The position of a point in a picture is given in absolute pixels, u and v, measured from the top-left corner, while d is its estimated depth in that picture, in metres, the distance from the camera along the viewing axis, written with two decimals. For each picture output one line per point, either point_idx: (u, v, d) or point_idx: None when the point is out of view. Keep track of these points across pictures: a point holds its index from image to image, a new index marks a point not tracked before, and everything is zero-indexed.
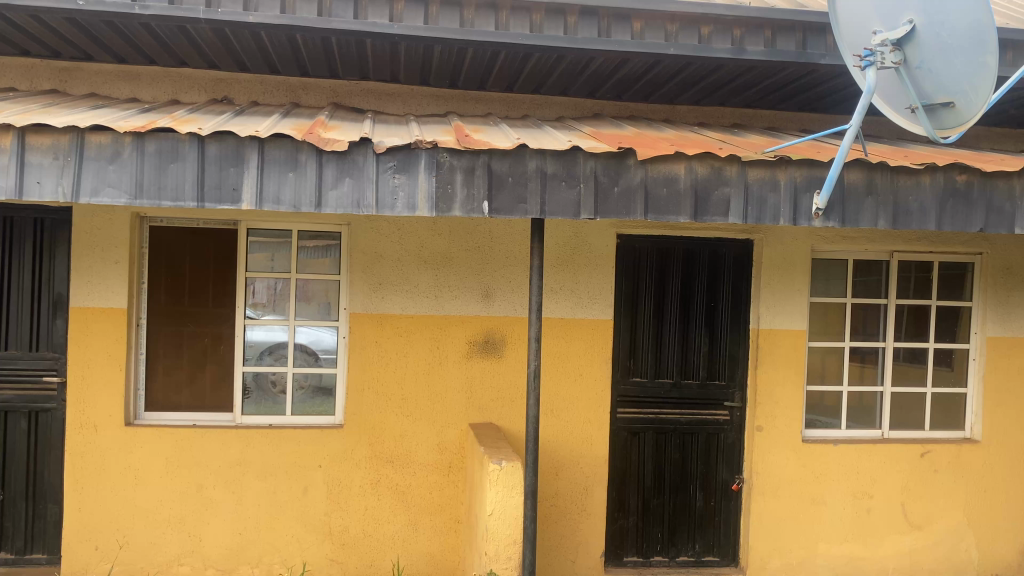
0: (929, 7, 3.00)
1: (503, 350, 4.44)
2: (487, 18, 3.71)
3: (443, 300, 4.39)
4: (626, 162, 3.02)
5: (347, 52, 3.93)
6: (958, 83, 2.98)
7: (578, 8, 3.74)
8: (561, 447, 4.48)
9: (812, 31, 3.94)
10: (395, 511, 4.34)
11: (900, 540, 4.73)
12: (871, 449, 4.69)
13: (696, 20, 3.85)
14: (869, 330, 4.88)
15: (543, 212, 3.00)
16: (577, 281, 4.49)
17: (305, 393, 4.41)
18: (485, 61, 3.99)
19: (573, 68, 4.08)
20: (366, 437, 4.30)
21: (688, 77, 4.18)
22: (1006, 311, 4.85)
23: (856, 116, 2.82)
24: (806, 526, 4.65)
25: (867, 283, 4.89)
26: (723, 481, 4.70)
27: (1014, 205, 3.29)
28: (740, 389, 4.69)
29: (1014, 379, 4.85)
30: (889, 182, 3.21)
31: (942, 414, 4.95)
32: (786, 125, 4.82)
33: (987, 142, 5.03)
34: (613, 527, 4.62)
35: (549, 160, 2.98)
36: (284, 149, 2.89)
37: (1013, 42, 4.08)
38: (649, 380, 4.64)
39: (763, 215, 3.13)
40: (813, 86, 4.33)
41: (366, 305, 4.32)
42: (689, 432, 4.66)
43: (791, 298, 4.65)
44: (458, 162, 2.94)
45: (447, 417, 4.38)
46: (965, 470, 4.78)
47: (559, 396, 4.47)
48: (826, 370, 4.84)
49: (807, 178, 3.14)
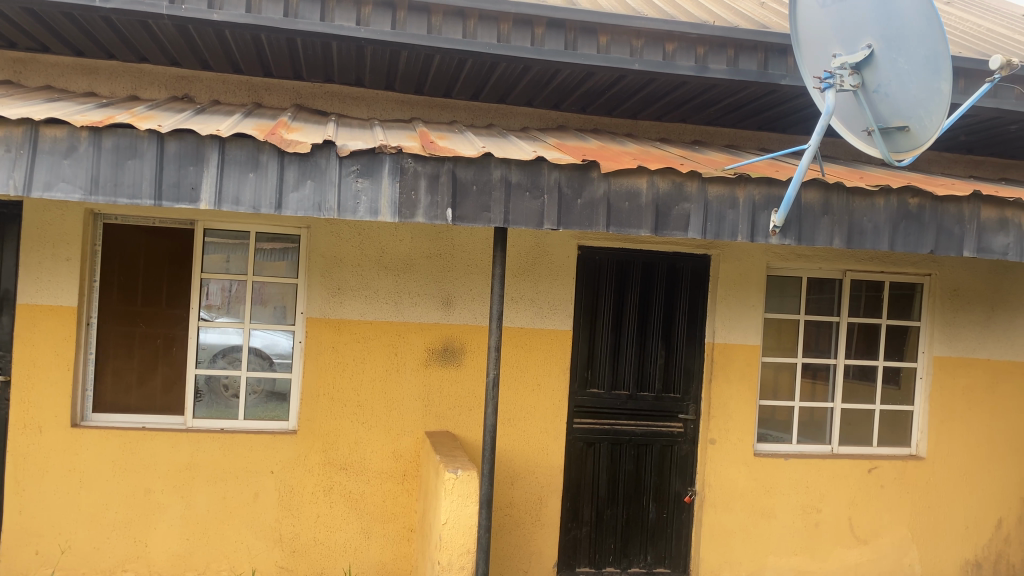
0: (887, 33, 3.08)
1: (461, 359, 4.43)
2: (455, 26, 3.71)
3: (402, 306, 4.37)
4: (590, 174, 3.04)
5: (312, 53, 3.89)
6: (914, 108, 3.05)
7: (546, 20, 3.77)
8: (517, 457, 4.48)
9: (774, 52, 4.02)
10: (348, 519, 4.30)
11: (846, 554, 4.81)
12: (820, 464, 4.77)
13: (661, 36, 3.91)
14: (820, 347, 4.97)
15: (506, 221, 3.00)
16: (537, 291, 4.51)
17: (258, 397, 4.34)
18: (451, 69, 4.00)
19: (539, 79, 4.10)
20: (319, 443, 4.25)
21: (652, 92, 4.23)
22: (952, 330, 4.99)
23: (815, 137, 2.87)
24: (756, 539, 4.71)
25: (820, 301, 4.98)
26: (676, 493, 4.71)
27: (963, 229, 3.39)
28: (694, 402, 4.73)
29: (958, 398, 4.98)
30: (845, 202, 3.28)
31: (890, 430, 5.05)
32: (745, 143, 4.90)
33: (938, 167, 5.16)
34: (567, 537, 4.59)
35: (514, 170, 2.99)
36: (246, 149, 2.85)
37: (964, 70, 4.20)
38: (606, 392, 4.63)
39: (721, 232, 3.18)
40: (773, 106, 4.41)
41: (324, 310, 4.28)
42: (644, 443, 4.67)
43: (745, 313, 4.73)
44: (423, 169, 2.93)
45: (402, 425, 4.36)
46: (910, 486, 4.89)
47: (516, 406, 4.47)
48: (778, 385, 4.92)
49: (765, 196, 3.19)
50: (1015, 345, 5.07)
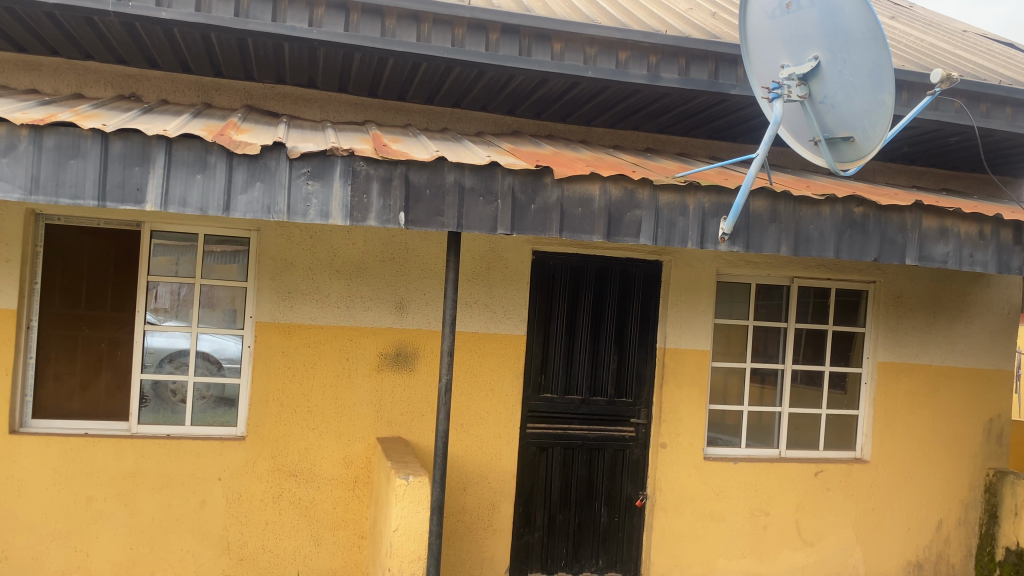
0: (833, 45, 3.14)
1: (415, 364, 4.40)
2: (409, 29, 3.70)
3: (353, 311, 4.33)
4: (543, 180, 3.06)
5: (263, 54, 3.84)
6: (858, 119, 3.13)
7: (500, 26, 3.78)
8: (469, 463, 4.47)
9: (724, 62, 4.08)
10: (297, 526, 4.24)
11: (793, 556, 4.89)
12: (768, 468, 4.84)
13: (614, 44, 3.94)
14: (769, 352, 5.06)
15: (460, 226, 3.00)
16: (491, 296, 4.50)
17: (206, 403, 4.26)
18: (405, 72, 3.98)
19: (494, 84, 4.11)
20: (268, 449, 4.19)
21: (605, 100, 4.26)
22: (895, 336, 5.11)
23: (762, 147, 2.94)
24: (706, 542, 4.77)
25: (769, 307, 5.07)
26: (627, 497, 4.74)
27: (905, 237, 3.47)
28: (646, 407, 4.76)
29: (901, 402, 5.10)
30: (791, 211, 3.34)
31: (836, 434, 5.15)
32: (696, 151, 4.96)
33: (883, 176, 5.26)
34: (518, 543, 4.58)
35: (467, 174, 2.99)
36: (193, 150, 2.80)
37: (908, 83, 4.31)
38: (559, 396, 4.64)
39: (672, 238, 3.21)
40: (723, 115, 4.48)
41: (274, 314, 4.22)
42: (596, 448, 4.69)
43: (696, 319, 4.79)
44: (375, 172, 2.91)
45: (353, 431, 4.31)
46: (854, 488, 4.99)
47: (468, 412, 4.45)
48: (728, 389, 4.99)
49: (714, 204, 3.24)
50: (955, 351, 5.22)
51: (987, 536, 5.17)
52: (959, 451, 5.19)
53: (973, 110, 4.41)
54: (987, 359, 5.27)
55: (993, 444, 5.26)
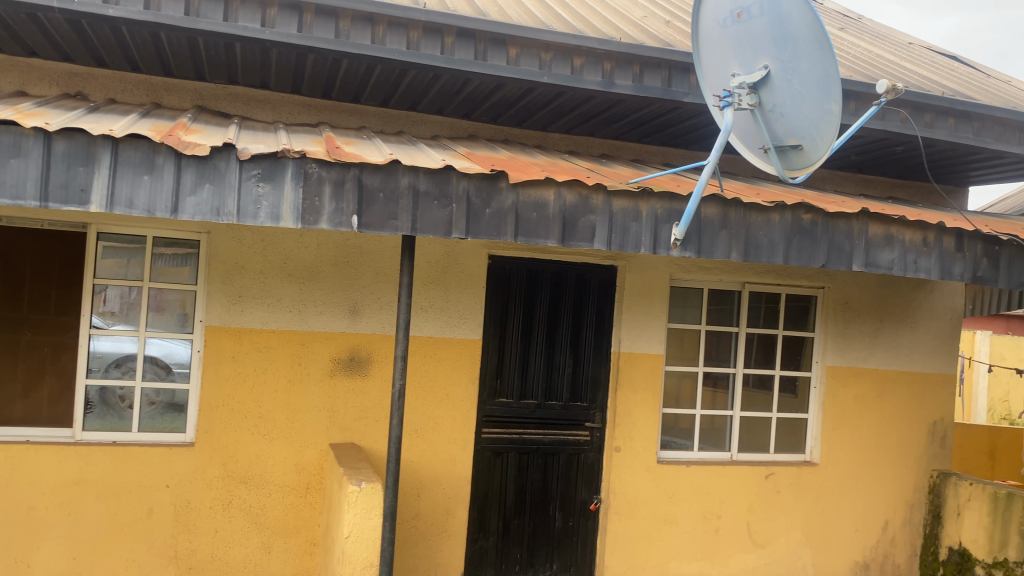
0: (782, 55, 3.22)
1: (368, 369, 4.36)
2: (363, 31, 3.67)
3: (306, 315, 4.27)
4: (498, 184, 3.06)
5: (214, 54, 3.78)
6: (806, 127, 3.21)
7: (456, 29, 3.77)
8: (424, 468, 4.44)
9: (677, 70, 4.13)
10: (247, 534, 4.17)
11: (744, 558, 4.96)
12: (719, 471, 4.90)
13: (569, 50, 3.96)
14: (721, 356, 5.12)
15: (414, 229, 2.98)
16: (446, 300, 4.48)
17: (155, 409, 4.16)
18: (359, 74, 3.96)
19: (449, 88, 4.10)
20: (217, 456, 4.12)
21: (560, 105, 4.28)
22: (843, 341, 5.22)
23: (713, 153, 2.98)
24: (659, 545, 4.80)
25: (720, 312, 5.13)
26: (581, 501, 4.75)
27: (852, 244, 3.55)
28: (600, 411, 4.78)
29: (848, 405, 5.21)
30: (742, 217, 3.39)
31: (786, 438, 5.22)
32: (650, 158, 5.00)
33: (832, 184, 5.37)
34: (473, 548, 4.56)
35: (422, 177, 2.97)
36: (140, 150, 2.74)
37: (855, 93, 4.41)
38: (514, 401, 4.63)
39: (625, 243, 3.24)
40: (677, 122, 4.53)
41: (225, 318, 4.15)
42: (551, 452, 4.69)
43: (650, 323, 4.84)
44: (327, 174, 2.87)
45: (306, 437, 4.26)
46: (804, 491, 5.08)
47: (423, 417, 4.43)
48: (681, 393, 5.04)
49: (667, 210, 3.28)
50: (901, 355, 5.35)
51: (931, 536, 5.29)
52: (904, 454, 5.32)
53: (917, 120, 4.53)
54: (932, 363, 5.42)
55: (936, 446, 5.40)
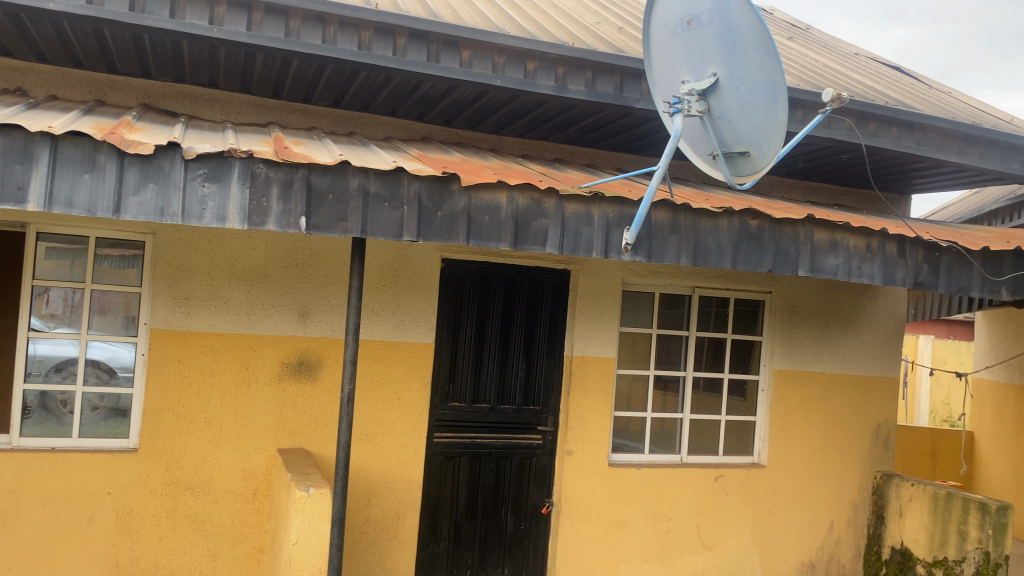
0: (730, 63, 3.26)
1: (318, 373, 4.31)
2: (314, 31, 3.63)
3: (254, 318, 4.20)
4: (450, 187, 3.04)
5: (161, 51, 3.70)
6: (753, 135, 3.26)
7: (408, 31, 3.75)
8: (374, 473, 4.39)
9: (629, 76, 4.17)
10: (192, 541, 4.08)
11: (694, 560, 5.01)
12: (670, 473, 4.95)
13: (522, 54, 3.97)
14: (671, 360, 5.17)
15: (363, 231, 2.95)
16: (398, 303, 4.44)
17: (98, 414, 4.04)
18: (309, 74, 3.91)
19: (401, 90, 4.07)
20: (162, 462, 4.02)
21: (514, 109, 4.29)
22: (791, 345, 5.31)
23: (663, 159, 3.02)
24: (610, 547, 4.83)
25: (671, 315, 5.18)
26: (533, 505, 4.74)
27: (798, 250, 3.61)
28: (553, 414, 4.78)
29: (795, 408, 5.30)
30: (691, 222, 3.43)
31: (735, 440, 5.29)
32: (603, 163, 5.03)
33: (780, 190, 5.46)
34: (424, 553, 4.52)
35: (372, 179, 2.94)
36: (81, 148, 2.66)
37: (802, 102, 4.50)
38: (466, 405, 4.61)
39: (577, 248, 3.25)
40: (629, 127, 4.56)
41: (170, 321, 4.06)
42: (503, 456, 4.68)
43: (602, 327, 4.87)
44: (275, 174, 2.83)
45: (253, 442, 4.18)
46: (752, 493, 5.15)
47: (374, 421, 4.38)
48: (633, 396, 5.07)
49: (618, 215, 3.30)
50: (846, 359, 5.46)
51: (875, 536, 5.41)
52: (849, 455, 5.42)
53: (862, 129, 4.63)
54: (875, 367, 5.54)
55: (879, 448, 5.52)
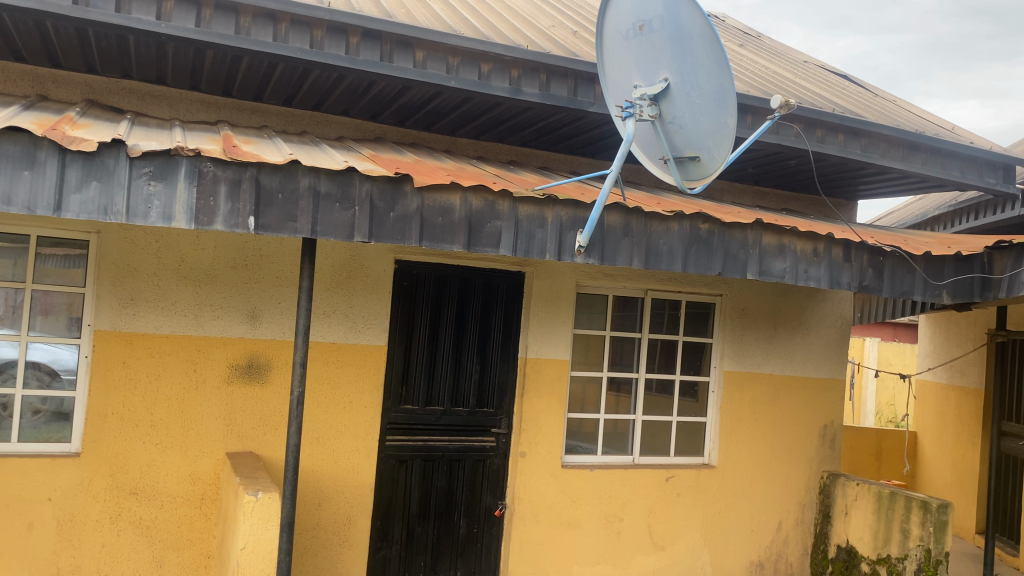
0: (681, 68, 3.30)
1: (267, 376, 4.24)
2: (265, 29, 3.58)
3: (203, 320, 4.13)
4: (403, 188, 3.03)
5: (107, 46, 3.61)
6: (703, 140, 3.31)
7: (361, 30, 3.72)
8: (326, 477, 4.34)
9: (583, 79, 4.21)
10: (137, 547, 3.99)
11: (645, 560, 5.05)
12: (622, 474, 4.98)
13: (476, 56, 3.96)
14: (624, 362, 5.21)
15: (314, 232, 2.91)
16: (350, 305, 4.40)
17: (39, 418, 3.91)
18: (260, 72, 3.86)
19: (354, 89, 4.04)
20: (106, 467, 3.92)
21: (468, 111, 4.28)
22: (741, 348, 5.39)
23: (616, 163, 3.04)
24: (563, 549, 4.84)
25: (624, 318, 5.22)
26: (486, 507, 4.74)
27: (747, 254, 3.67)
28: (506, 416, 4.78)
29: (745, 409, 5.38)
30: (643, 225, 3.46)
31: (687, 441, 5.35)
32: (558, 166, 5.05)
33: (731, 195, 5.53)
34: (375, 557, 4.49)
35: (323, 179, 2.91)
36: (20, 144, 2.58)
37: (752, 108, 4.58)
38: (419, 408, 4.58)
39: (530, 250, 3.26)
40: (583, 131, 4.59)
41: (115, 323, 3.96)
42: (456, 458, 4.67)
43: (556, 329, 4.88)
44: (224, 173, 2.78)
45: (200, 446, 4.10)
46: (702, 493, 5.21)
47: (325, 424, 4.33)
48: (586, 398, 5.09)
49: (571, 217, 3.32)
50: (794, 361, 5.56)
51: (821, 535, 5.51)
52: (797, 456, 5.52)
53: (810, 135, 4.72)
54: (822, 368, 5.66)
55: (826, 449, 5.64)
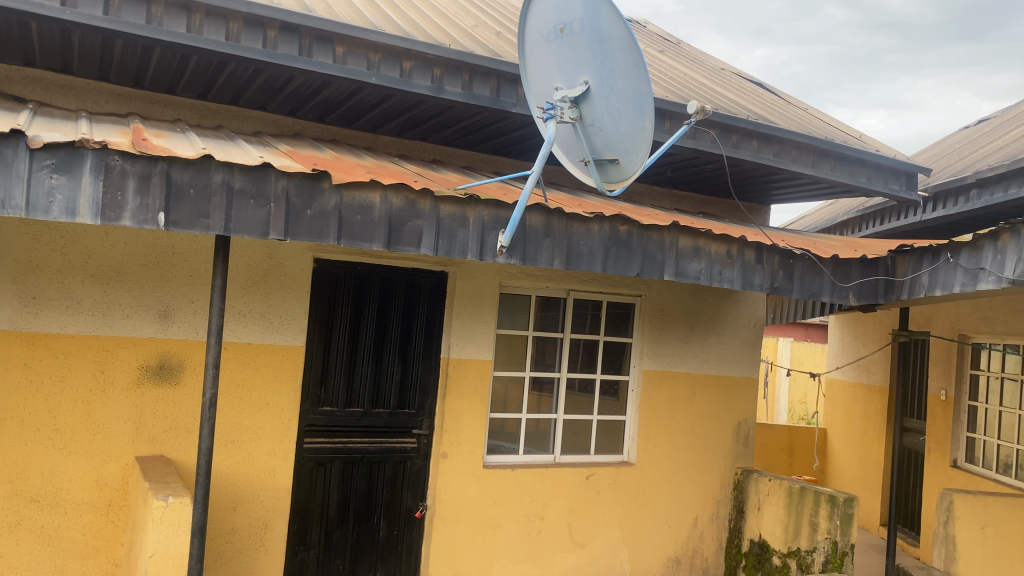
0: (601, 72, 3.38)
1: (179, 377, 4.12)
2: (178, 19, 3.47)
3: (111, 319, 3.97)
4: (320, 185, 2.98)
5: (7, 31, 3.44)
6: (622, 142, 3.35)
7: (279, 23, 3.64)
8: (241, 480, 4.23)
9: (505, 80, 4.23)
10: (38, 557, 3.82)
11: (565, 558, 5.10)
12: (543, 473, 5.01)
13: (398, 53, 3.93)
14: (546, 362, 5.24)
15: (227, 229, 2.84)
16: (267, 305, 4.29)
17: None
18: (173, 64, 3.74)
19: (272, 84, 3.95)
20: (3, 474, 3.74)
21: (390, 108, 4.24)
22: (660, 348, 5.49)
23: (538, 163, 3.05)
24: (484, 549, 4.84)
25: (547, 318, 5.25)
26: (406, 508, 4.71)
27: (664, 254, 3.74)
28: (428, 417, 4.76)
29: (663, 407, 5.49)
30: (564, 226, 3.49)
31: (607, 440, 5.42)
32: (481, 166, 5.04)
33: (650, 198, 5.64)
34: (293, 561, 4.41)
35: (237, 175, 2.84)
36: None
37: (670, 113, 4.67)
38: (338, 409, 4.51)
39: (451, 249, 3.25)
40: (506, 131, 4.60)
41: (16, 322, 3.78)
42: (377, 460, 4.62)
43: (478, 329, 4.87)
44: (132, 167, 2.68)
45: (108, 450, 3.95)
46: (622, 491, 5.29)
47: (241, 427, 4.22)
48: (509, 398, 5.10)
49: (493, 218, 3.33)
50: (710, 360, 5.70)
51: (735, 530, 5.66)
52: (713, 452, 5.67)
53: (725, 141, 4.85)
54: (737, 367, 5.81)
55: (740, 445, 5.80)
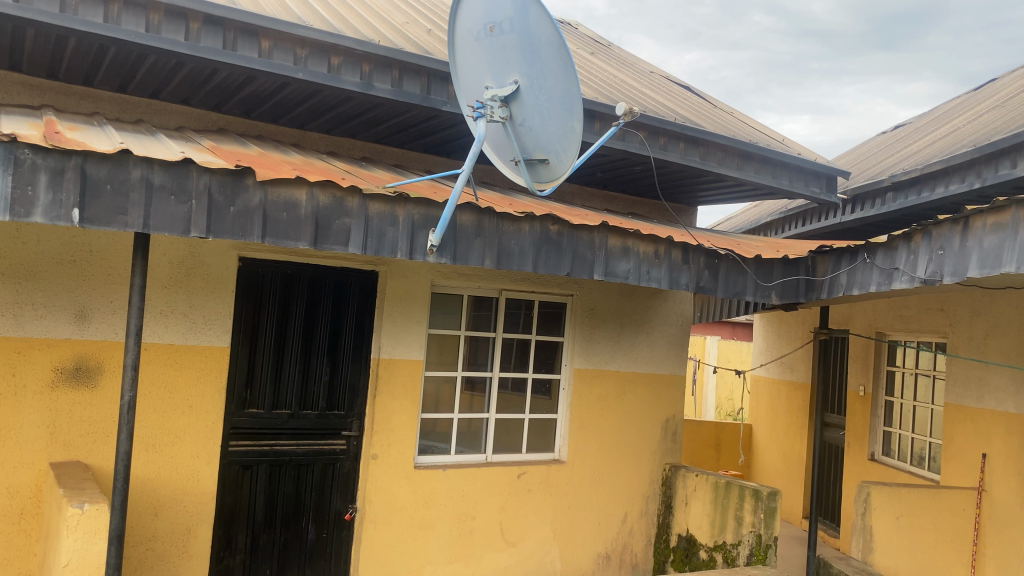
0: (530, 71, 3.38)
1: (98, 380, 3.97)
2: (94, 9, 3.34)
3: (23, 320, 3.81)
4: (244, 182, 2.91)
5: None
6: (552, 143, 3.43)
7: (202, 16, 3.55)
8: (163, 485, 4.10)
9: (436, 78, 4.22)
10: None
11: (496, 557, 5.10)
12: (474, 473, 5.00)
13: (326, 48, 3.88)
14: (478, 362, 5.23)
15: (146, 226, 2.74)
16: (190, 305, 4.18)
17: None
18: (90, 55, 3.60)
19: (195, 77, 3.85)
20: None
21: (318, 104, 4.18)
22: (591, 347, 5.54)
23: (468, 162, 3.03)
24: (415, 550, 4.81)
25: (479, 318, 5.24)
26: (336, 511, 4.65)
27: (594, 254, 3.78)
28: (357, 418, 4.70)
29: (594, 405, 5.54)
30: (495, 226, 3.50)
31: (539, 438, 5.45)
32: (411, 163, 5.01)
33: (580, 199, 5.69)
34: (217, 567, 4.30)
35: (156, 170, 2.75)
36: None
37: (600, 114, 4.73)
38: (265, 411, 4.42)
39: (380, 248, 3.22)
40: (437, 129, 4.58)
41: None
42: (305, 463, 4.54)
43: (409, 329, 4.83)
44: (44, 161, 2.57)
45: (19, 457, 3.78)
46: (553, 488, 5.33)
47: (163, 431, 4.10)
48: (440, 398, 5.08)
49: (423, 216, 3.31)
50: (639, 358, 5.78)
51: (664, 525, 5.76)
52: (642, 449, 5.75)
53: (653, 143, 4.92)
54: (665, 365, 5.91)
55: (668, 442, 5.90)
